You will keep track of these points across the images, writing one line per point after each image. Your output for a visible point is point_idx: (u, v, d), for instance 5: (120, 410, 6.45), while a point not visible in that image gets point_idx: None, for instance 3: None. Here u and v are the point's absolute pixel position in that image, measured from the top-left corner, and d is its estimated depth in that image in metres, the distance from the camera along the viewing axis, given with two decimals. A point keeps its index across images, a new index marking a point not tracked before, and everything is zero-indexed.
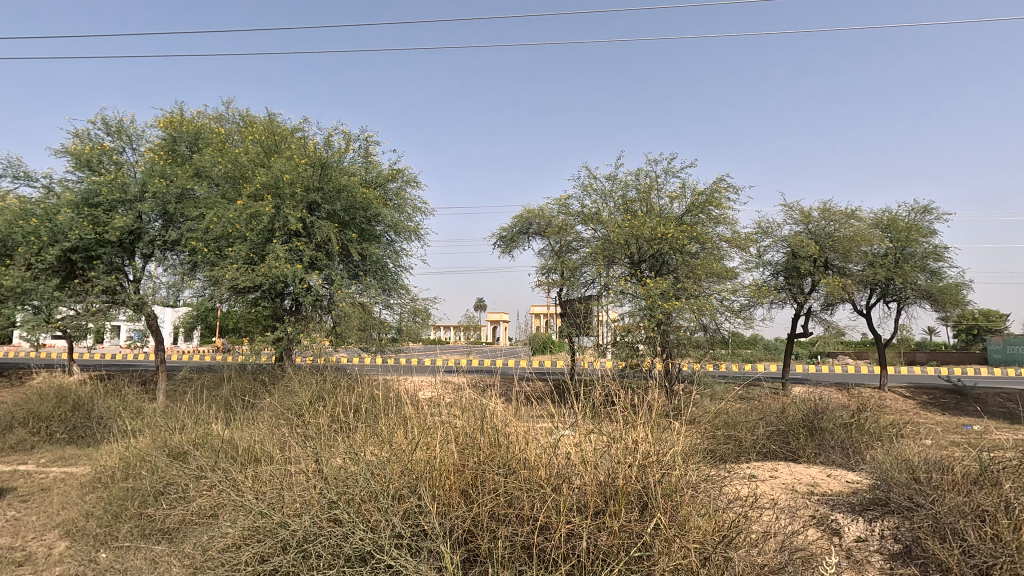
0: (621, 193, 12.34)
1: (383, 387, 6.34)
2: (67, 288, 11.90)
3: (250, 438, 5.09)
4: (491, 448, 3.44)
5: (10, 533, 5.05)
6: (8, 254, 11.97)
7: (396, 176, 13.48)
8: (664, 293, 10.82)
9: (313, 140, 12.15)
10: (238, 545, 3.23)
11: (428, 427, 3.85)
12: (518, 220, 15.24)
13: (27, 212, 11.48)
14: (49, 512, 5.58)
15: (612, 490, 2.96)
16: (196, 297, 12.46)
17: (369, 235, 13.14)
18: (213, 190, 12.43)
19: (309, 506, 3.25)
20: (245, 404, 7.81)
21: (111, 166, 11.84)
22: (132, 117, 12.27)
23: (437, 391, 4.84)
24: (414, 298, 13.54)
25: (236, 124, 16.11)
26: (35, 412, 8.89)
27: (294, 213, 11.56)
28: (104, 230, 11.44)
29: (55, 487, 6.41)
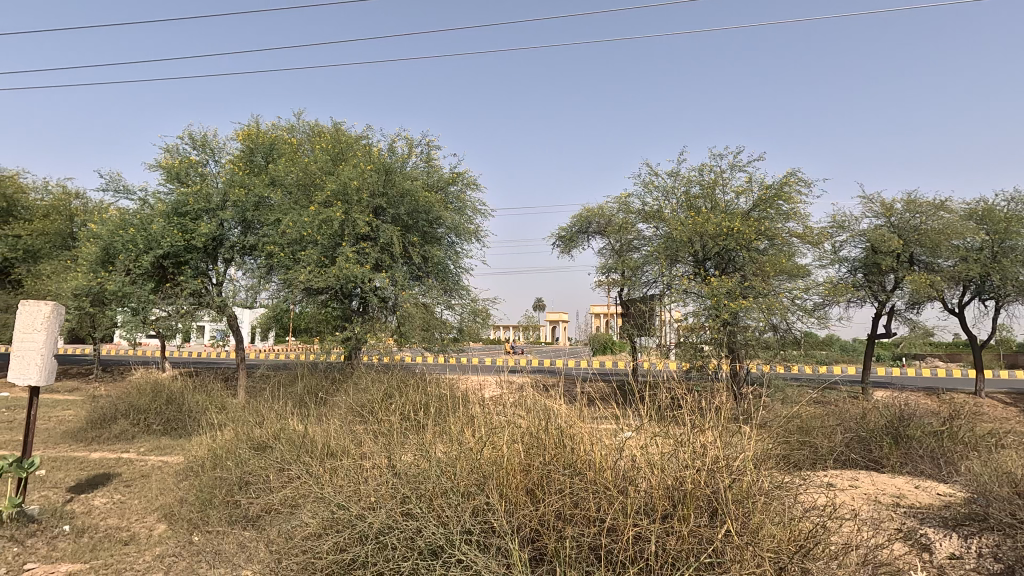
0: (684, 189, 12.04)
1: (448, 386, 6.49)
2: (160, 292, 12.92)
3: (326, 434, 5.37)
4: (555, 449, 3.46)
5: (117, 515, 5.58)
6: (109, 261, 13.14)
7: (457, 179, 13.79)
8: (731, 291, 10.45)
9: (378, 147, 12.62)
10: (318, 535, 3.41)
11: (494, 426, 3.93)
12: (577, 220, 15.18)
13: (126, 222, 12.57)
14: (149, 496, 6.11)
15: (680, 495, 2.92)
16: (272, 299, 13.21)
17: (431, 237, 13.48)
18: (286, 197, 13.14)
19: (384, 499, 3.40)
20: (318, 401, 8.24)
21: (197, 178, 12.78)
22: (214, 131, 13.19)
23: (499, 390, 4.92)
24: (475, 298, 13.79)
25: (306, 134, 16.95)
26: (136, 404, 9.67)
27: (362, 217, 12.03)
28: (191, 237, 12.33)
29: (153, 474, 7.00)
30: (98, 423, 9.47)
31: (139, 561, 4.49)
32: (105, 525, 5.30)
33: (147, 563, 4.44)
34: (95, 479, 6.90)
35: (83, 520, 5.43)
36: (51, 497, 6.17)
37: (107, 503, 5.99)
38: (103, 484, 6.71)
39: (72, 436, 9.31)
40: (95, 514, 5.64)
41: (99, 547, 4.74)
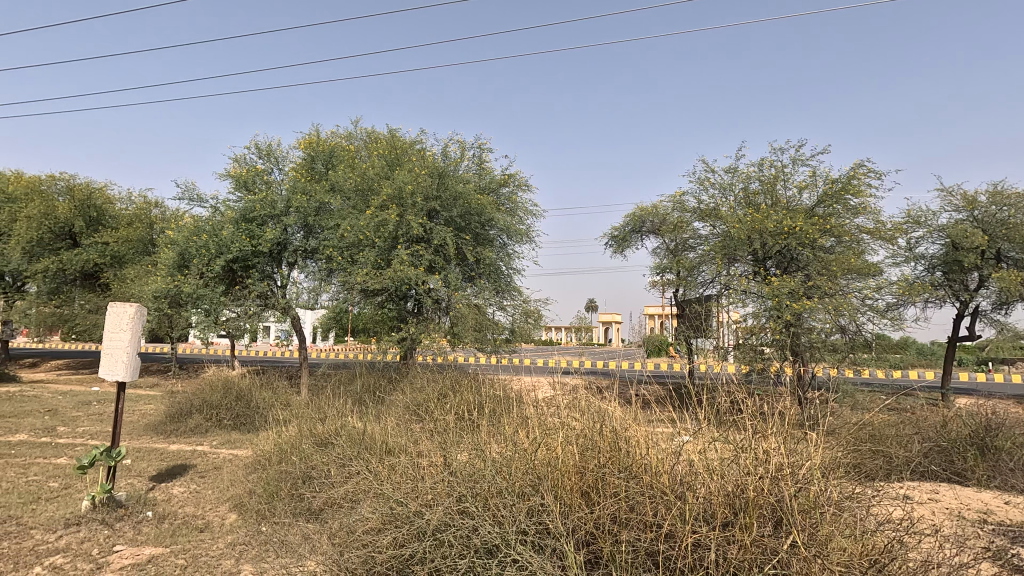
0: (742, 185, 11.63)
1: (501, 386, 6.54)
2: (229, 294, 13.67)
3: (384, 433, 5.53)
4: (610, 451, 3.43)
5: (193, 504, 5.95)
6: (185, 265, 14.02)
7: (509, 181, 13.89)
8: (794, 291, 9.99)
9: (431, 151, 12.89)
10: (378, 530, 3.51)
11: (548, 427, 3.93)
12: (630, 220, 14.94)
13: (199, 228, 13.37)
14: (222, 487, 6.47)
15: (742, 503, 2.82)
16: (332, 301, 13.71)
17: (483, 239, 13.60)
18: (344, 203, 13.61)
19: (441, 497, 3.46)
20: (376, 400, 8.49)
21: (262, 186, 13.45)
22: (278, 141, 13.85)
23: (553, 391, 4.90)
24: (527, 298, 13.83)
25: (363, 141, 17.51)
26: (208, 400, 10.26)
27: (416, 219, 12.26)
28: (258, 242, 13.00)
29: (225, 466, 7.43)
30: (175, 417, 10.12)
31: (214, 547, 4.77)
32: (183, 512, 5.67)
33: (221, 550, 4.71)
34: (174, 469, 7.39)
35: (163, 507, 5.83)
36: (136, 484, 6.66)
37: (184, 492, 6.40)
38: (180, 474, 7.17)
39: (153, 429, 10.00)
40: (174, 502, 6.04)
41: (178, 533, 5.07)
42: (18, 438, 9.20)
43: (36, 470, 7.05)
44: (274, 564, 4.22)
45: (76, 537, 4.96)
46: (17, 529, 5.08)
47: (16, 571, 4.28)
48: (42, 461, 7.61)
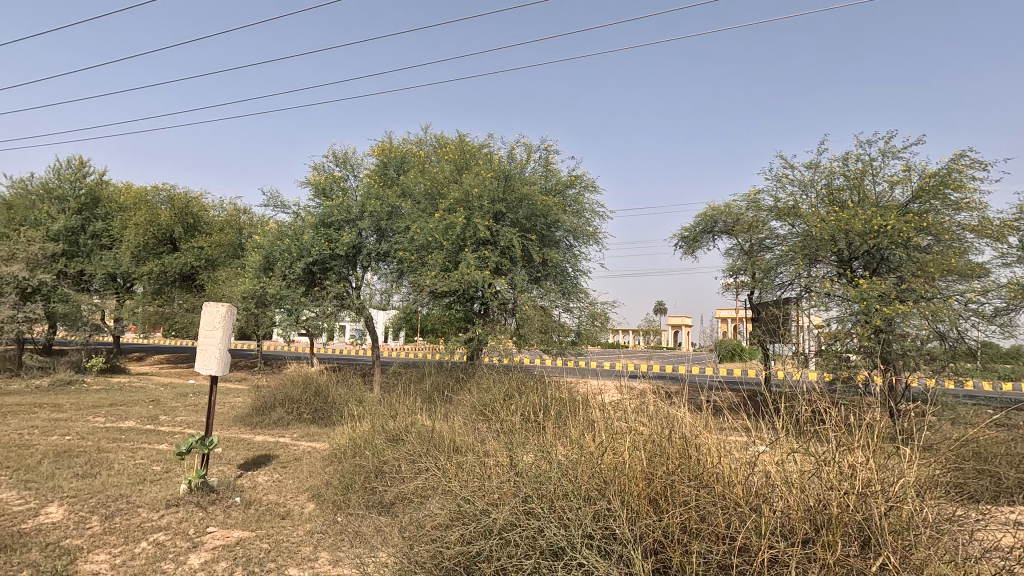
0: (825, 181, 10.94)
1: (567, 389, 6.50)
2: (309, 295, 14.47)
3: (451, 431, 5.64)
4: (680, 459, 3.34)
5: (276, 492, 6.34)
6: (269, 268, 14.97)
7: (575, 182, 13.84)
8: (884, 294, 9.28)
9: (499, 154, 13.05)
10: (446, 527, 3.58)
11: (614, 432, 3.87)
12: (702, 219, 14.43)
13: (283, 233, 14.24)
14: (301, 477, 6.86)
15: (825, 519, 2.66)
16: (403, 302, 14.17)
17: (550, 240, 13.59)
18: (415, 207, 14.02)
19: (507, 497, 3.49)
20: (444, 399, 8.69)
21: (339, 192, 14.13)
22: (354, 149, 14.53)
23: (620, 395, 4.81)
24: (593, 301, 13.71)
25: (432, 147, 18.00)
26: (290, 394, 10.89)
27: (483, 222, 12.40)
28: (335, 246, 13.70)
29: (304, 458, 7.86)
30: (260, 410, 10.82)
31: (294, 534, 5.05)
32: (267, 500, 6.05)
33: (300, 537, 4.99)
34: (259, 459, 7.90)
35: (250, 493, 6.25)
36: (226, 471, 7.19)
37: (268, 480, 6.84)
38: (265, 464, 7.66)
39: (241, 420, 10.75)
40: (259, 489, 6.47)
41: (262, 519, 5.41)
42: (128, 425, 10.18)
43: (142, 454, 7.77)
44: (348, 553, 4.41)
45: (176, 517, 5.42)
46: (126, 507, 5.61)
47: (126, 544, 4.73)
48: (147, 446, 8.38)
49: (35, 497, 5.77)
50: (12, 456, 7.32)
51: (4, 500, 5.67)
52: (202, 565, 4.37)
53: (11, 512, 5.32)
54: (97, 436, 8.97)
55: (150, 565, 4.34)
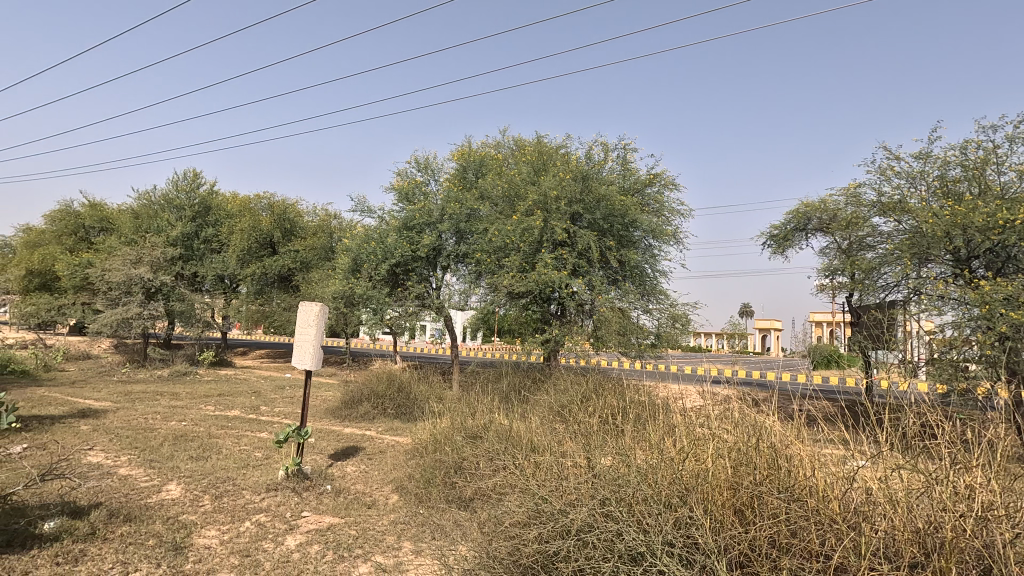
0: (938, 173, 9.95)
1: (647, 393, 6.35)
2: (393, 295, 15.15)
3: (529, 431, 5.68)
4: (768, 470, 3.18)
5: (363, 482, 6.70)
6: (357, 270, 15.80)
7: (654, 181, 13.54)
8: (1011, 297, 8.28)
9: (576, 155, 13.01)
10: (523, 525, 3.61)
11: (696, 438, 3.75)
12: (793, 216, 13.58)
13: (369, 236, 14.99)
14: (386, 469, 7.20)
15: (936, 543, 2.42)
16: (481, 302, 14.45)
17: (627, 241, 13.35)
18: (493, 209, 14.26)
19: (585, 498, 3.47)
20: (521, 398, 8.79)
21: (421, 197, 14.67)
22: (435, 154, 15.04)
23: (703, 400, 4.63)
24: (674, 302, 13.32)
25: (510, 150, 18.23)
26: (375, 390, 11.43)
27: (560, 224, 12.37)
28: (416, 248, 14.22)
29: (388, 451, 8.24)
30: (348, 404, 11.44)
31: (379, 523, 5.30)
32: (355, 489, 6.40)
33: (385, 526, 5.22)
34: (347, 450, 8.36)
35: (339, 482, 6.64)
36: (318, 461, 7.68)
37: (356, 471, 7.24)
38: (353, 455, 8.11)
39: (331, 413, 11.44)
40: (348, 479, 6.85)
41: (350, 507, 5.72)
42: (233, 413, 11.13)
43: (246, 441, 8.48)
44: (429, 545, 4.57)
45: (274, 500, 5.86)
46: (232, 488, 6.15)
47: (233, 522, 5.19)
48: (250, 434, 9.14)
49: (158, 475, 6.46)
50: (139, 437, 8.23)
51: (133, 476, 6.40)
52: (299, 546, 4.71)
53: (138, 487, 6.00)
54: (208, 423, 9.89)
55: (253, 543, 4.73)
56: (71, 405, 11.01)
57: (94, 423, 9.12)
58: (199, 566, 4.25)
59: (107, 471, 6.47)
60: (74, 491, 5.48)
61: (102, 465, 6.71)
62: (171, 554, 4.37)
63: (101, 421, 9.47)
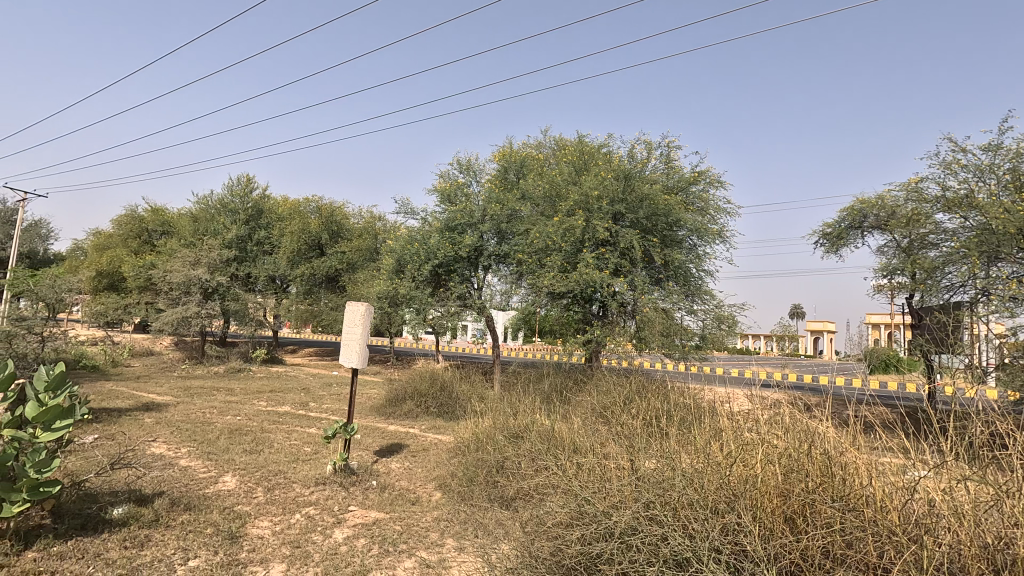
0: (1010, 165, 9.33)
1: (691, 396, 6.22)
2: (435, 295, 15.38)
3: (571, 432, 5.66)
4: (821, 477, 3.07)
5: (407, 479, 6.83)
6: (400, 270, 16.12)
7: (699, 179, 13.26)
8: None
9: (618, 154, 12.88)
10: (566, 526, 3.60)
11: (744, 442, 3.66)
12: (847, 213, 13.01)
13: (412, 237, 15.27)
14: (429, 467, 7.33)
15: (1007, 560, 2.28)
16: (522, 302, 14.48)
17: (671, 240, 13.12)
18: (534, 210, 14.29)
19: (628, 501, 3.44)
20: (562, 399, 8.77)
21: (463, 198, 14.84)
22: (476, 156, 15.18)
23: (752, 404, 4.50)
24: (720, 303, 12.99)
25: (551, 150, 18.21)
26: (419, 388, 11.64)
27: (602, 223, 12.25)
28: (458, 248, 14.39)
29: (431, 449, 8.37)
30: (392, 402, 11.68)
31: (423, 520, 5.39)
32: (399, 485, 6.54)
33: (428, 523, 5.31)
34: (392, 447, 8.55)
35: (384, 478, 6.79)
36: (364, 457, 7.89)
37: (400, 467, 7.39)
38: (397, 452, 8.29)
39: (376, 410, 11.71)
40: (393, 475, 7.00)
41: (395, 503, 5.85)
42: (284, 409, 11.56)
43: (296, 436, 8.80)
44: (472, 543, 4.63)
45: (323, 494, 6.06)
46: (284, 481, 6.39)
47: (284, 514, 5.39)
48: (300, 429, 9.47)
49: (215, 466, 6.78)
50: (198, 430, 8.66)
51: (193, 467, 6.74)
52: (346, 539, 4.86)
53: (197, 478, 6.31)
54: (261, 418, 10.31)
55: (303, 534, 4.91)
56: (137, 399, 11.69)
57: (157, 416, 9.65)
58: (253, 555, 4.44)
59: (169, 462, 6.84)
60: (140, 480, 5.82)
61: (164, 456, 7.10)
62: (227, 543, 4.58)
63: (163, 414, 10.01)
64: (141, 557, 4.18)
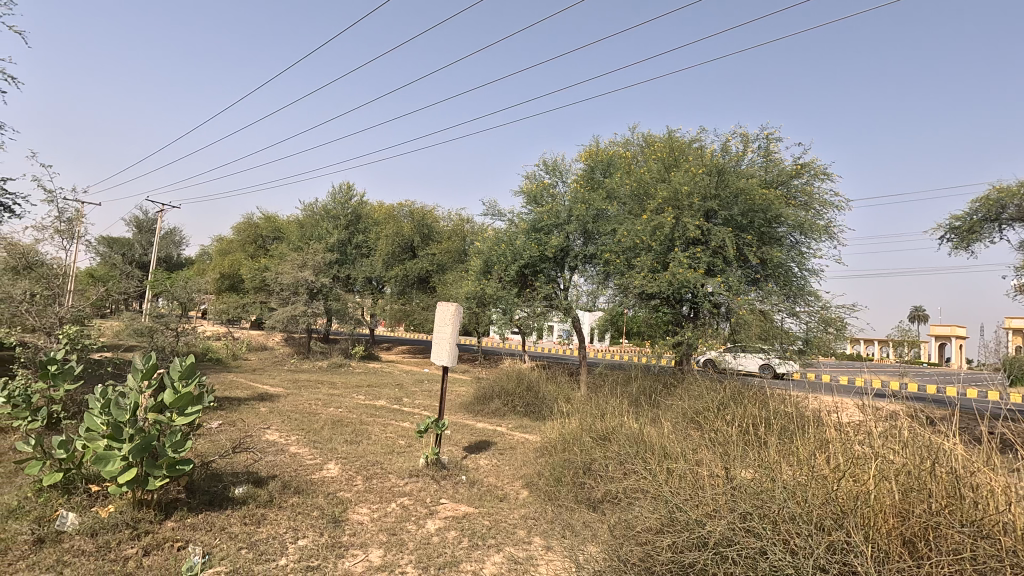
0: None
1: (794, 404, 5.82)
2: (522, 295, 15.51)
3: (660, 437, 5.52)
4: (947, 499, 2.78)
5: (495, 476, 6.98)
6: (488, 271, 16.46)
7: (802, 171, 12.39)
8: None
9: (711, 148, 12.33)
10: (657, 531, 3.53)
11: (855, 456, 3.38)
12: (981, 203, 11.56)
13: (500, 238, 15.55)
14: (517, 465, 7.43)
15: None
16: (609, 303, 14.25)
17: (770, 237, 12.37)
18: (621, 209, 14.04)
19: (723, 510, 3.31)
20: (651, 403, 8.56)
21: (549, 199, 14.89)
22: (562, 156, 15.16)
23: (864, 415, 4.12)
24: (826, 305, 12.04)
25: (640, 148, 17.76)
26: (506, 387, 11.82)
27: (693, 221, 11.79)
28: (544, 249, 14.43)
29: (518, 448, 8.49)
30: (480, 399, 11.96)
31: (510, 516, 5.49)
32: (488, 482, 6.70)
33: (515, 520, 5.39)
34: (480, 444, 8.77)
35: (473, 474, 6.99)
36: (454, 452, 8.16)
37: (488, 464, 7.56)
38: (485, 449, 8.49)
39: (465, 408, 12.04)
40: (481, 471, 7.19)
41: (483, 498, 6.00)
42: (380, 404, 12.20)
43: (391, 429, 9.27)
44: (559, 543, 4.65)
45: (416, 485, 6.35)
46: (381, 472, 6.76)
47: (381, 503, 5.71)
48: (394, 423, 9.97)
49: (320, 454, 7.31)
50: (305, 420, 9.39)
51: (300, 454, 7.32)
52: (438, 530, 5.06)
53: (305, 464, 6.84)
54: (359, 410, 10.97)
55: (398, 523, 5.17)
56: (253, 389, 12.86)
57: (270, 406, 10.55)
58: (354, 539, 4.75)
59: (281, 448, 7.47)
60: (256, 463, 6.42)
61: (276, 442, 7.77)
62: (331, 526, 4.92)
63: (275, 404, 10.94)
64: (258, 533, 4.60)
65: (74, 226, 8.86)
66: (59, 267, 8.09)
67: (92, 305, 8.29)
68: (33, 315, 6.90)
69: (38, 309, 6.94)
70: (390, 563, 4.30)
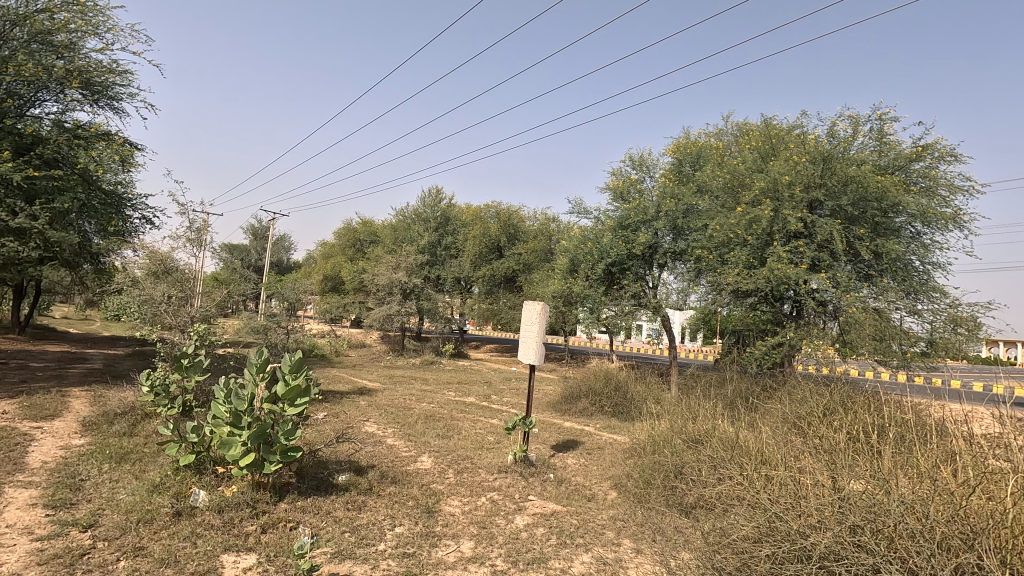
0: None
1: (915, 412, 5.27)
2: (609, 294, 15.20)
3: (759, 442, 5.22)
4: None
5: (583, 476, 6.94)
6: (574, 270, 16.38)
7: (923, 153, 11.21)
8: None
9: (815, 134, 11.43)
10: (755, 541, 3.35)
11: (991, 470, 3.01)
12: None
13: (586, 237, 15.43)
14: (605, 466, 7.35)
15: None
16: (701, 302, 13.64)
17: (885, 228, 11.30)
18: (713, 203, 13.43)
19: (827, 521, 3.07)
20: (749, 407, 8.10)
21: (636, 195, 14.53)
22: (650, 151, 14.75)
23: (1004, 425, 3.63)
24: (955, 302, 10.78)
25: (734, 137, 16.84)
26: (593, 387, 11.70)
27: (794, 213, 11.02)
28: (632, 246, 14.12)
29: (606, 449, 8.38)
30: (568, 399, 11.93)
31: (598, 517, 5.44)
32: (575, 481, 6.69)
33: (604, 521, 5.34)
34: (568, 443, 8.76)
35: (560, 472, 7.00)
36: (542, 450, 8.22)
37: (576, 463, 7.54)
38: (572, 448, 8.47)
39: (553, 407, 12.06)
40: (569, 470, 7.19)
41: (572, 497, 6.00)
42: (469, 400, 12.55)
43: (480, 426, 9.50)
44: (649, 546, 4.56)
45: (505, 481, 6.48)
46: (471, 466, 6.97)
47: (471, 496, 5.88)
48: (483, 419, 10.20)
49: (415, 447, 7.66)
50: (400, 414, 9.86)
51: (397, 446, 7.71)
52: (525, 526, 5.15)
53: (400, 456, 7.20)
54: (450, 406, 11.36)
55: (488, 517, 5.30)
56: (353, 384, 13.71)
57: (368, 400, 11.19)
58: (447, 529, 4.94)
59: (379, 440, 7.92)
60: (357, 453, 6.84)
61: (375, 434, 8.24)
62: (425, 516, 5.15)
63: (372, 398, 11.59)
64: (360, 518, 4.92)
65: (202, 234, 9.90)
66: (190, 272, 9.11)
67: (217, 305, 9.23)
68: (169, 315, 7.85)
69: (173, 309, 7.86)
70: (480, 555, 4.43)
